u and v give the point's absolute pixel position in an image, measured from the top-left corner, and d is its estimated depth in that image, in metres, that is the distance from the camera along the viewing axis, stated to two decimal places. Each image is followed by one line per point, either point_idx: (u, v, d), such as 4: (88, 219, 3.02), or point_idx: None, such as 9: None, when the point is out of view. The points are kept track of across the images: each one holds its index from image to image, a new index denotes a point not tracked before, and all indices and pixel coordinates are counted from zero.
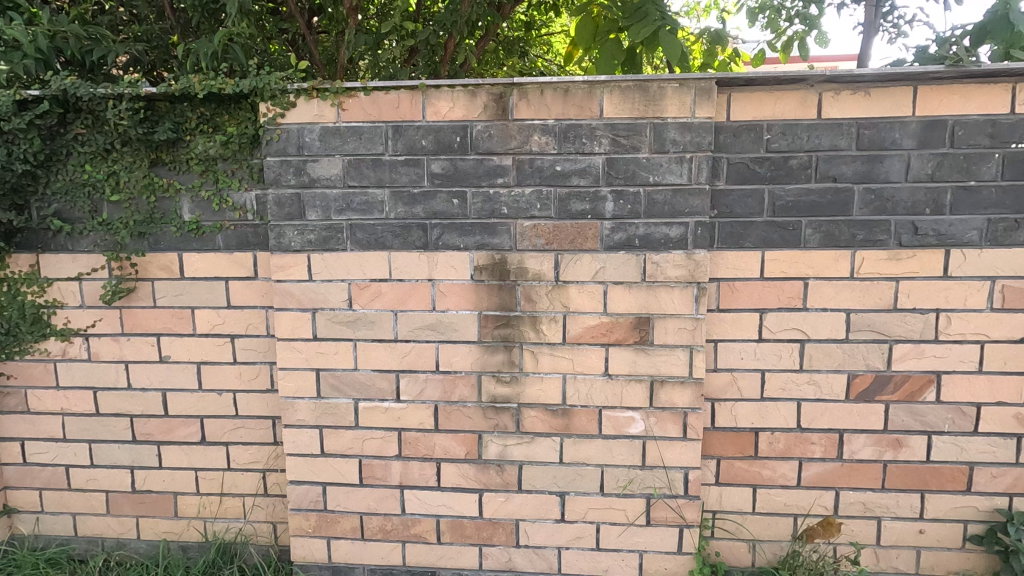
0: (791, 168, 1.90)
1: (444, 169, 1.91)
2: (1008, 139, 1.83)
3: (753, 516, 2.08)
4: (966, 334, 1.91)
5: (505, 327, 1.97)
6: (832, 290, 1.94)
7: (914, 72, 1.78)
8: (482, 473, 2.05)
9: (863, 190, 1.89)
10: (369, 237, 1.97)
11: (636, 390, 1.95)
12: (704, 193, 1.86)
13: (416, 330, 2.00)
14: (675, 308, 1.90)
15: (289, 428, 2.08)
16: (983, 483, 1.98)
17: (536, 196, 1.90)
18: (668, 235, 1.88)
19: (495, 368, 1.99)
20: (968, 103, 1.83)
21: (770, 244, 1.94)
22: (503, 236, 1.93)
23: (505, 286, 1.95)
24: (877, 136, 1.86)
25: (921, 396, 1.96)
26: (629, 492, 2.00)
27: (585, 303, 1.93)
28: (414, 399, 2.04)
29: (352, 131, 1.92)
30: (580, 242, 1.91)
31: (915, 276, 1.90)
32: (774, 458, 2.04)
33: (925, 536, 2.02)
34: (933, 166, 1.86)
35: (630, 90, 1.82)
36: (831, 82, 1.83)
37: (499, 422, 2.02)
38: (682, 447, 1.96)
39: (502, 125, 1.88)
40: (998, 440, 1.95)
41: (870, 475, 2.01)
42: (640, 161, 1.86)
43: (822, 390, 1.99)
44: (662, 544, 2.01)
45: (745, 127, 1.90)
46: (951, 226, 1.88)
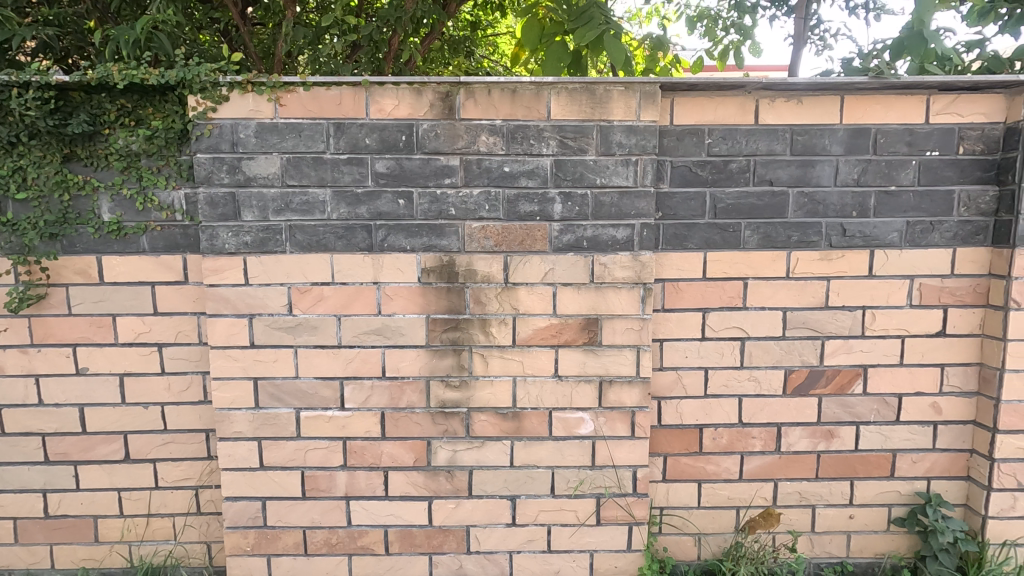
0: (731, 172, 1.97)
1: (389, 169, 1.86)
2: (924, 147, 1.97)
3: (698, 511, 2.14)
4: (889, 329, 2.04)
5: (454, 330, 1.93)
6: (769, 290, 2.02)
7: (841, 82, 1.87)
8: (432, 480, 2.00)
9: (797, 194, 1.98)
10: (310, 238, 1.88)
11: (585, 391, 1.96)
12: (649, 196, 1.89)
13: (362, 335, 1.93)
14: (623, 308, 1.92)
15: (224, 441, 1.96)
16: (905, 469, 2.11)
17: (484, 197, 1.88)
18: (616, 237, 1.90)
19: (444, 372, 1.95)
20: (889, 112, 1.95)
21: (712, 245, 2.00)
22: (451, 238, 1.89)
23: (453, 288, 1.91)
24: (810, 142, 1.96)
25: (850, 389, 2.07)
26: (579, 493, 2.01)
27: (535, 305, 1.92)
28: (360, 406, 1.97)
29: (291, 127, 1.83)
30: (528, 243, 1.90)
31: (844, 276, 2.01)
32: (718, 453, 2.10)
33: (855, 521, 2.13)
34: (859, 172, 1.97)
35: (577, 92, 1.83)
36: (767, 90, 1.91)
37: (449, 427, 1.98)
38: (630, 446, 1.99)
39: (449, 124, 1.85)
40: (918, 427, 2.09)
41: (805, 465, 2.11)
42: (588, 163, 1.87)
43: (762, 386, 2.07)
44: (612, 542, 2.03)
45: (688, 131, 1.95)
46: (875, 228, 1.99)
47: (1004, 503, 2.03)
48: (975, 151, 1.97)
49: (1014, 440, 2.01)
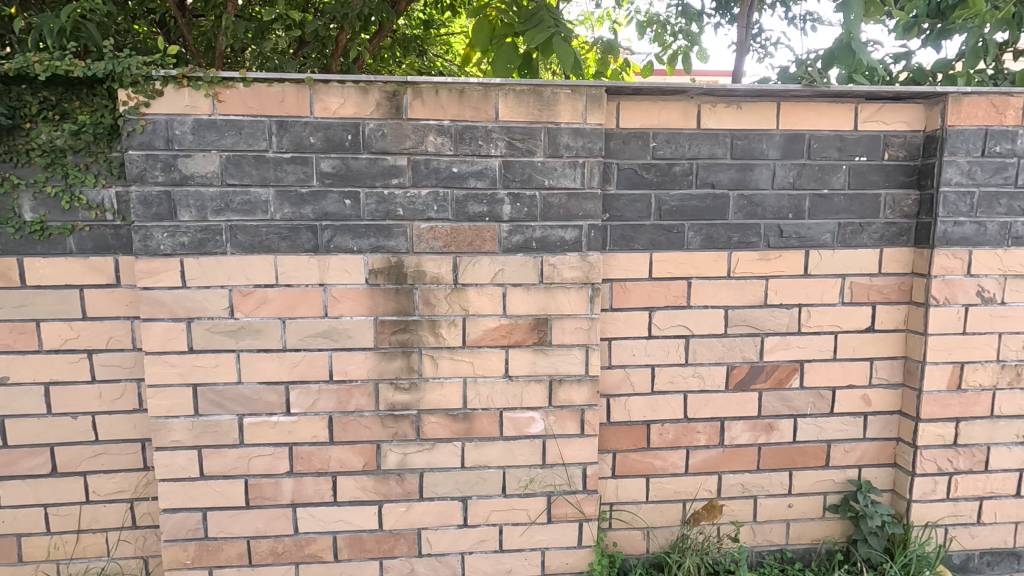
0: (674, 175, 2.02)
1: (335, 168, 1.82)
2: (853, 152, 2.07)
3: (646, 505, 2.19)
4: (823, 326, 2.14)
5: (403, 332, 1.91)
6: (711, 289, 2.09)
7: (777, 89, 1.96)
8: (382, 484, 1.98)
9: (737, 196, 2.05)
10: (252, 239, 1.82)
11: (535, 391, 1.98)
12: (596, 197, 1.92)
13: (308, 338, 1.89)
14: (572, 308, 1.95)
15: (161, 451, 1.88)
16: (839, 458, 2.22)
17: (433, 197, 1.87)
18: (564, 238, 1.92)
19: (393, 375, 1.93)
20: (821, 119, 2.05)
21: (657, 246, 2.05)
22: (399, 238, 1.87)
23: (402, 290, 1.89)
24: (748, 147, 2.03)
25: (788, 383, 2.16)
26: (530, 491, 2.02)
27: (484, 305, 1.93)
28: (306, 411, 1.92)
29: (230, 125, 1.77)
30: (478, 244, 1.90)
31: (781, 275, 2.10)
32: (664, 448, 2.16)
33: (794, 509, 2.23)
34: (794, 175, 2.06)
35: (524, 94, 1.85)
36: (708, 95, 1.97)
37: (398, 430, 1.96)
38: (580, 443, 2.02)
39: (396, 124, 1.83)
40: (850, 418, 2.20)
41: (747, 458, 2.19)
42: (536, 165, 1.88)
43: (706, 382, 2.14)
44: (563, 539, 2.06)
45: (633, 134, 1.99)
46: (809, 229, 2.09)
47: (927, 487, 2.16)
48: (899, 157, 2.10)
49: (935, 428, 2.14)
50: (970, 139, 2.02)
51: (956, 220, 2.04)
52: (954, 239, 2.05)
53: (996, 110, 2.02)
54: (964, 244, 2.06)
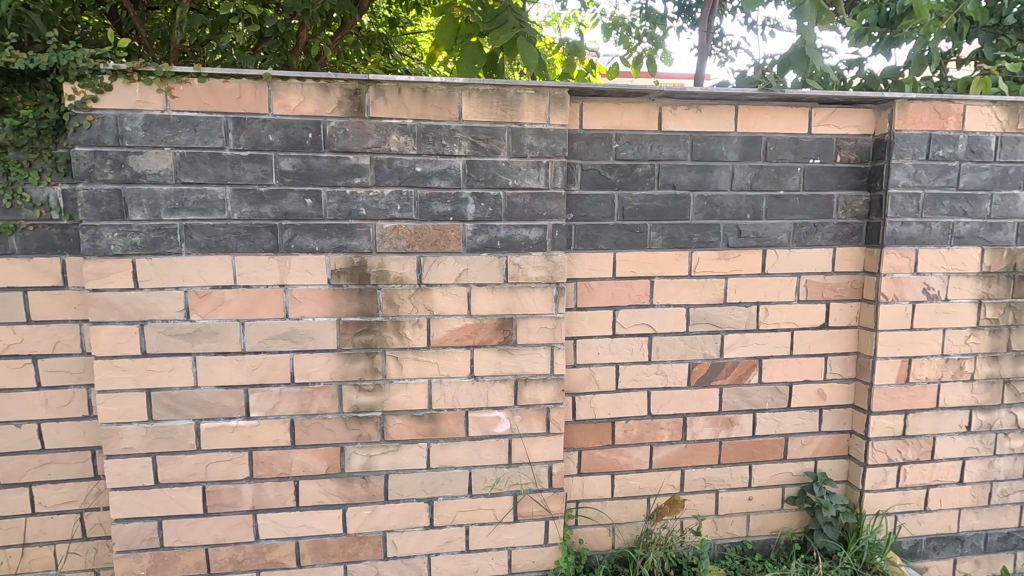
0: (637, 176, 2.05)
1: (295, 167, 1.79)
2: (807, 155, 2.14)
3: (611, 502, 2.21)
4: (780, 323, 2.21)
5: (366, 333, 1.89)
6: (673, 288, 2.13)
7: (734, 93, 2.01)
8: (346, 487, 1.95)
9: (697, 197, 2.10)
10: (209, 239, 1.77)
11: (501, 390, 1.99)
12: (560, 198, 1.93)
13: (268, 340, 1.85)
14: (536, 308, 1.96)
15: (112, 459, 1.81)
16: (796, 451, 2.29)
17: (396, 197, 1.85)
18: (529, 238, 1.93)
19: (357, 377, 1.91)
20: (777, 122, 2.11)
21: (620, 246, 2.08)
22: (362, 238, 1.85)
23: (365, 290, 1.87)
24: (708, 149, 2.08)
25: (747, 379, 2.22)
26: (496, 491, 2.02)
27: (449, 306, 1.92)
28: (266, 415, 1.88)
29: (184, 121, 1.72)
30: (442, 244, 1.89)
31: (740, 274, 2.16)
32: (629, 445, 2.19)
33: (753, 502, 2.29)
34: (752, 177, 2.12)
35: (488, 94, 1.85)
36: (669, 98, 2.01)
37: (363, 432, 1.93)
38: (545, 442, 2.03)
39: (358, 122, 1.81)
40: (806, 412, 2.28)
41: (708, 453, 2.24)
42: (500, 165, 1.89)
43: (668, 379, 2.18)
44: (529, 538, 2.06)
45: (596, 135, 2.02)
46: (766, 229, 2.15)
47: (877, 477, 2.25)
48: (850, 160, 2.18)
49: (885, 421, 2.23)
50: (915, 143, 2.11)
51: (904, 220, 2.13)
52: (901, 239, 2.14)
53: (939, 115, 2.11)
54: (910, 243, 2.15)
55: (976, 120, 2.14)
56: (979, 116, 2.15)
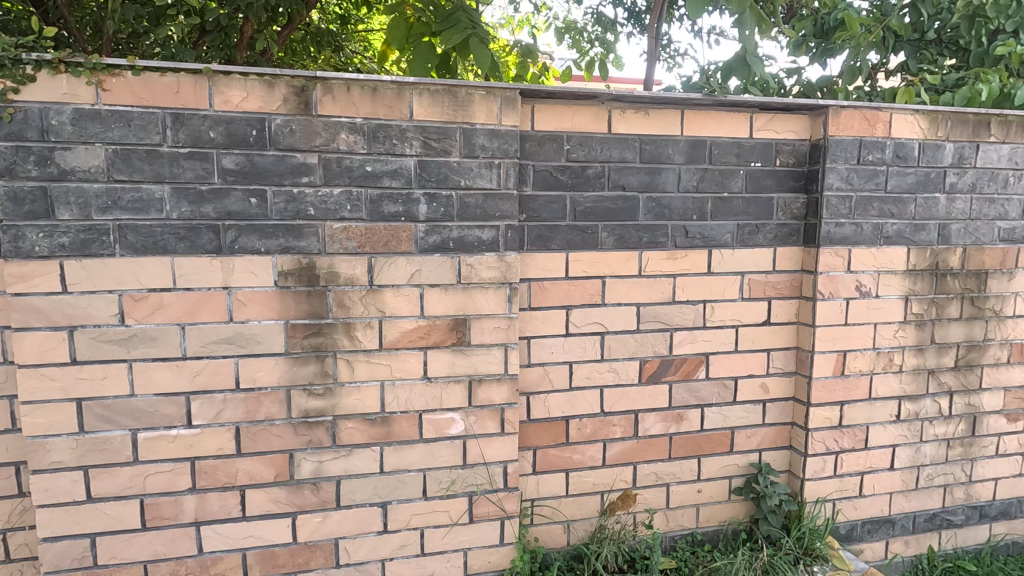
0: (588, 177, 2.09)
1: (239, 165, 1.73)
2: (749, 158, 2.23)
3: (566, 499, 2.24)
4: (725, 320, 2.29)
5: (316, 336, 1.84)
6: (624, 287, 2.17)
7: (680, 98, 2.07)
8: (295, 495, 1.89)
9: (646, 199, 2.15)
10: (145, 240, 1.69)
11: (455, 391, 1.98)
12: (512, 198, 1.95)
13: (211, 344, 1.77)
14: (490, 308, 1.97)
15: (39, 474, 1.70)
16: (742, 443, 2.38)
17: (346, 196, 1.82)
18: (481, 238, 1.93)
19: (306, 381, 1.86)
20: (721, 126, 2.19)
21: (572, 246, 2.11)
22: (311, 239, 1.80)
23: (314, 292, 1.82)
24: (655, 151, 2.14)
25: (695, 374, 2.29)
26: (451, 493, 2.01)
27: (401, 307, 1.90)
28: (210, 423, 1.81)
29: (117, 116, 1.64)
30: (394, 244, 1.87)
31: (687, 273, 2.22)
32: (583, 442, 2.22)
33: (703, 494, 2.36)
34: (698, 179, 2.19)
35: (438, 94, 1.84)
36: (618, 101, 2.06)
37: (313, 438, 1.88)
38: (500, 442, 2.04)
39: (305, 120, 1.76)
40: (750, 406, 2.37)
41: (659, 448, 2.30)
42: (452, 165, 1.88)
43: (620, 376, 2.22)
44: (485, 538, 2.06)
45: (548, 136, 2.04)
46: (711, 230, 2.23)
47: (817, 466, 2.36)
48: (789, 164, 2.28)
49: (823, 412, 2.34)
50: (848, 148, 2.23)
51: (838, 221, 2.25)
52: (836, 239, 2.26)
53: (868, 122, 2.24)
54: (844, 243, 2.27)
55: (901, 127, 2.28)
56: (904, 124, 2.29)
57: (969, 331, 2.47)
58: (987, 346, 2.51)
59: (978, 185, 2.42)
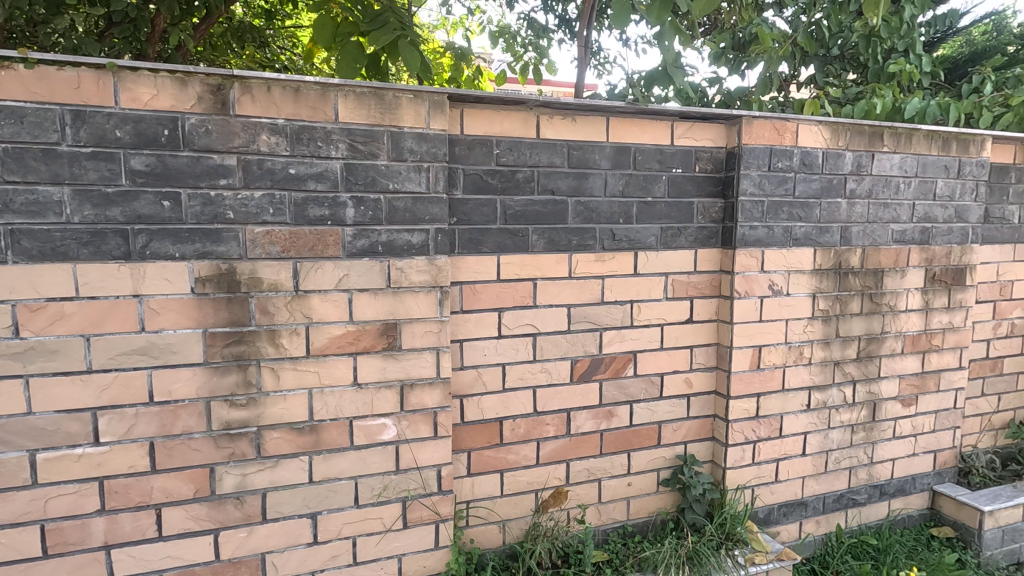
0: (518, 181, 2.12)
1: (149, 166, 1.64)
2: (671, 164, 2.34)
3: (501, 499, 2.26)
4: (651, 319, 2.39)
5: (238, 344, 1.78)
6: (555, 289, 2.22)
7: (604, 105, 2.14)
8: (217, 510, 1.81)
9: (575, 202, 2.21)
10: (43, 245, 1.57)
11: (386, 397, 1.96)
12: (442, 202, 1.95)
13: (120, 356, 1.67)
14: (421, 312, 1.96)
15: None
16: (668, 437, 2.49)
17: (268, 200, 1.76)
18: (411, 241, 1.92)
19: (227, 392, 1.79)
20: (644, 134, 2.28)
21: (504, 250, 2.13)
22: (230, 244, 1.74)
23: (235, 299, 1.76)
24: (583, 157, 2.20)
25: (624, 372, 2.38)
26: (384, 499, 1.99)
27: (329, 313, 1.86)
28: (120, 439, 1.70)
29: (8, 112, 1.52)
30: (320, 249, 1.83)
31: (615, 275, 2.30)
32: (517, 442, 2.25)
33: (633, 487, 2.45)
34: (623, 184, 2.27)
35: (364, 96, 1.82)
36: (545, 107, 2.10)
37: (236, 450, 1.81)
38: (433, 445, 2.04)
39: (222, 120, 1.69)
40: (676, 401, 2.48)
41: (591, 444, 2.36)
42: (379, 168, 1.86)
43: (552, 376, 2.27)
44: (419, 543, 2.05)
45: (477, 141, 2.06)
46: (637, 233, 2.32)
47: (737, 455, 2.50)
48: (707, 170, 2.41)
49: (741, 404, 2.48)
50: (760, 156, 2.38)
51: (752, 224, 2.39)
52: (750, 241, 2.40)
53: (777, 132, 2.40)
54: (758, 245, 2.42)
55: (807, 137, 2.46)
56: (809, 134, 2.46)
57: (868, 324, 2.69)
58: (884, 338, 2.74)
59: (874, 191, 2.64)
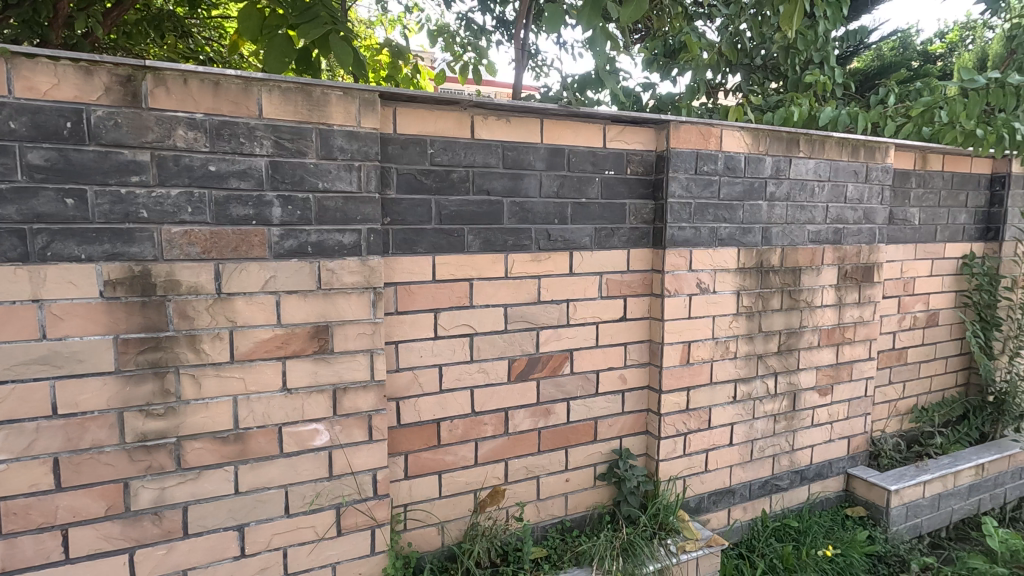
0: (453, 181, 2.12)
1: (50, 161, 1.52)
2: (604, 167, 2.40)
3: (439, 501, 2.25)
4: (587, 318, 2.44)
5: (153, 351, 1.68)
6: (491, 289, 2.23)
7: (538, 107, 2.17)
8: (133, 527, 1.70)
9: (510, 203, 2.22)
10: None
11: (318, 402, 1.91)
12: (374, 202, 1.92)
13: (18, 366, 1.54)
14: (353, 314, 1.92)
15: None
16: (605, 432, 2.55)
17: (186, 198, 1.67)
18: (342, 242, 1.88)
19: (143, 401, 1.68)
20: (577, 136, 2.33)
21: (439, 250, 2.12)
22: (144, 245, 1.64)
23: (150, 303, 1.66)
24: (518, 158, 2.22)
25: (561, 370, 2.42)
26: (316, 507, 1.94)
27: (255, 316, 1.79)
28: (19, 456, 1.56)
29: None
30: (244, 249, 1.76)
31: (550, 274, 2.34)
32: (455, 443, 2.25)
33: (570, 483, 2.50)
34: (558, 185, 2.31)
35: (290, 92, 1.77)
36: (480, 108, 2.11)
37: (153, 463, 1.71)
38: (368, 450, 2.00)
39: (133, 113, 1.60)
40: (611, 397, 2.55)
41: (529, 443, 2.39)
42: (307, 167, 1.81)
43: (490, 376, 2.28)
44: (354, 550, 2.01)
45: (411, 140, 2.04)
46: (572, 233, 2.36)
47: (669, 447, 2.60)
48: (639, 172, 2.49)
49: (672, 398, 2.58)
50: (687, 160, 2.47)
51: (680, 225, 2.49)
52: (679, 241, 2.50)
53: (703, 137, 2.51)
54: (686, 244, 2.52)
55: (730, 142, 2.58)
56: (732, 139, 2.59)
57: (788, 319, 2.86)
58: (802, 332, 2.92)
59: (792, 194, 2.81)
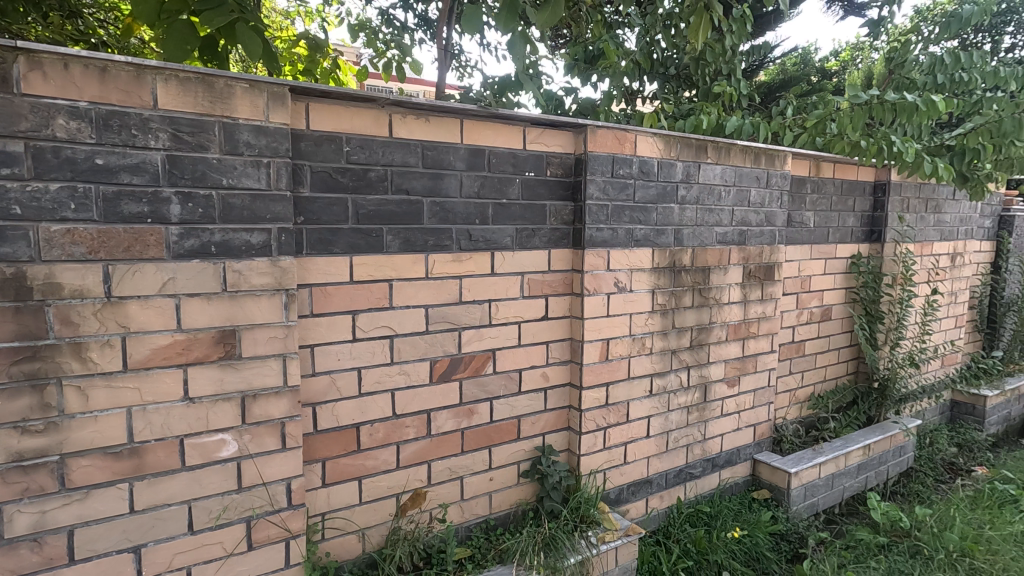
0: (370, 180, 2.07)
1: None
2: (524, 168, 2.44)
3: (359, 507, 2.19)
4: (509, 318, 2.47)
5: (30, 361, 1.52)
6: (411, 290, 2.20)
7: (457, 108, 2.17)
8: (7, 557, 1.53)
9: (430, 203, 2.21)
10: None
11: (225, 410, 1.80)
12: (285, 200, 1.85)
13: None
14: (263, 317, 1.83)
15: None
16: (527, 430, 2.59)
17: (68, 193, 1.53)
18: (250, 242, 1.79)
19: (18, 417, 1.52)
20: (497, 137, 2.35)
21: (357, 250, 2.07)
22: (17, 244, 1.48)
23: (25, 308, 1.50)
24: (437, 157, 2.21)
25: (483, 370, 2.42)
26: (224, 521, 1.83)
27: (151, 321, 1.67)
28: None
29: None
30: (138, 250, 1.63)
31: (472, 274, 2.34)
32: (375, 447, 2.20)
33: (494, 482, 2.52)
34: (479, 186, 2.32)
35: (190, 82, 1.66)
36: (398, 106, 2.08)
37: (31, 484, 1.55)
38: (281, 458, 1.92)
39: (2, 98, 1.44)
40: (534, 395, 2.59)
41: (452, 443, 2.38)
42: (210, 162, 1.71)
43: (411, 377, 2.25)
44: (267, 564, 1.92)
45: (325, 137, 1.97)
46: (493, 233, 2.38)
47: (590, 442, 2.67)
48: (558, 174, 2.54)
49: (593, 393, 2.66)
50: (604, 164, 2.56)
51: (598, 226, 2.57)
52: (598, 242, 2.58)
53: (619, 142, 2.60)
54: (604, 245, 2.61)
55: (644, 147, 2.69)
56: (646, 145, 2.70)
57: (698, 316, 3.02)
58: (711, 328, 3.10)
59: (701, 198, 2.97)
